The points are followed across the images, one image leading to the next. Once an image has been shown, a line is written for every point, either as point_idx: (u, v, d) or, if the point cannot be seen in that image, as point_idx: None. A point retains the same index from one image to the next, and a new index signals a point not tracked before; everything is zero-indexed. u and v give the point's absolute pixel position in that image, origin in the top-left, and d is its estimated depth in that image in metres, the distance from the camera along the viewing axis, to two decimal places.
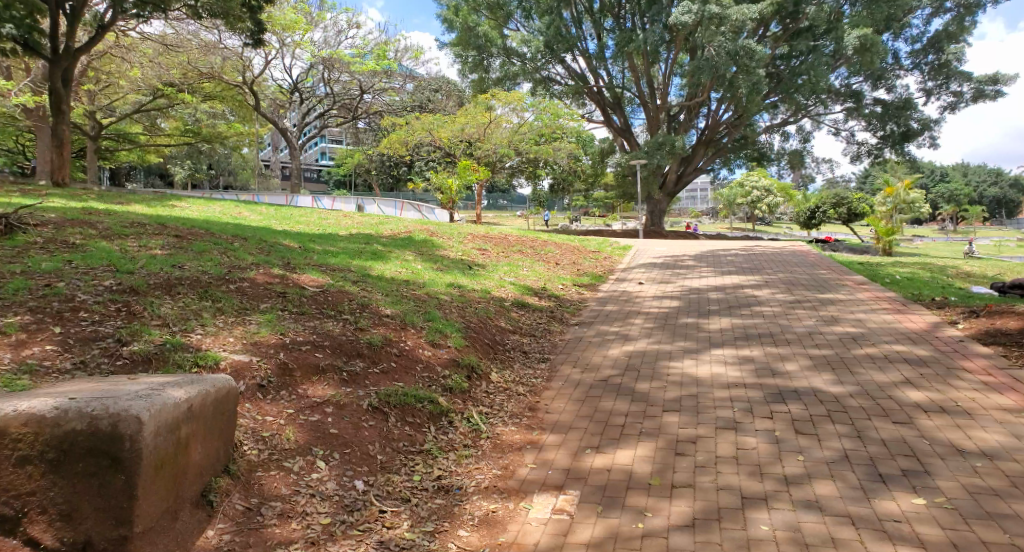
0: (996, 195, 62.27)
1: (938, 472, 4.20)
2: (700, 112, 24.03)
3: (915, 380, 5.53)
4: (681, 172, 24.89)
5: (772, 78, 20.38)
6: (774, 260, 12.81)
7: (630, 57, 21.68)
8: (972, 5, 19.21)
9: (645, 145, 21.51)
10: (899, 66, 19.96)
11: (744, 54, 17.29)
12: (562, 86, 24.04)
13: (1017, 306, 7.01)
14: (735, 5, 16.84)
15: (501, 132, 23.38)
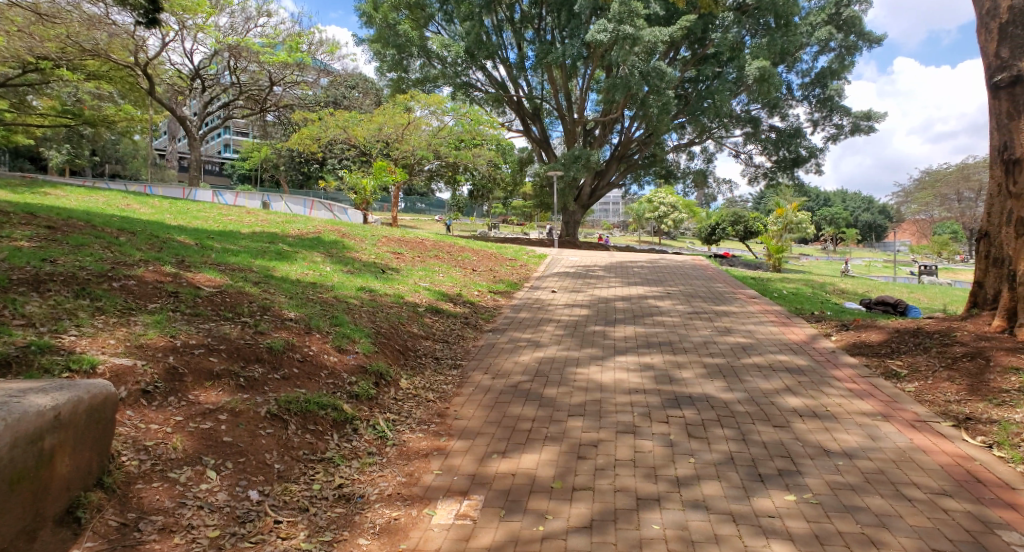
0: (869, 220, 69.25)
1: (809, 471, 4.59)
2: (614, 128, 24.85)
3: (794, 388, 6.01)
4: (595, 186, 25.64)
5: (681, 100, 21.40)
6: (678, 273, 13.53)
7: (548, 70, 22.18)
8: (852, 46, 20.96)
9: (563, 157, 21.95)
10: (791, 97, 21.62)
11: (655, 75, 18.09)
12: (482, 93, 23.88)
13: (880, 321, 7.79)
14: (647, 27, 17.59)
15: (420, 135, 23.19)
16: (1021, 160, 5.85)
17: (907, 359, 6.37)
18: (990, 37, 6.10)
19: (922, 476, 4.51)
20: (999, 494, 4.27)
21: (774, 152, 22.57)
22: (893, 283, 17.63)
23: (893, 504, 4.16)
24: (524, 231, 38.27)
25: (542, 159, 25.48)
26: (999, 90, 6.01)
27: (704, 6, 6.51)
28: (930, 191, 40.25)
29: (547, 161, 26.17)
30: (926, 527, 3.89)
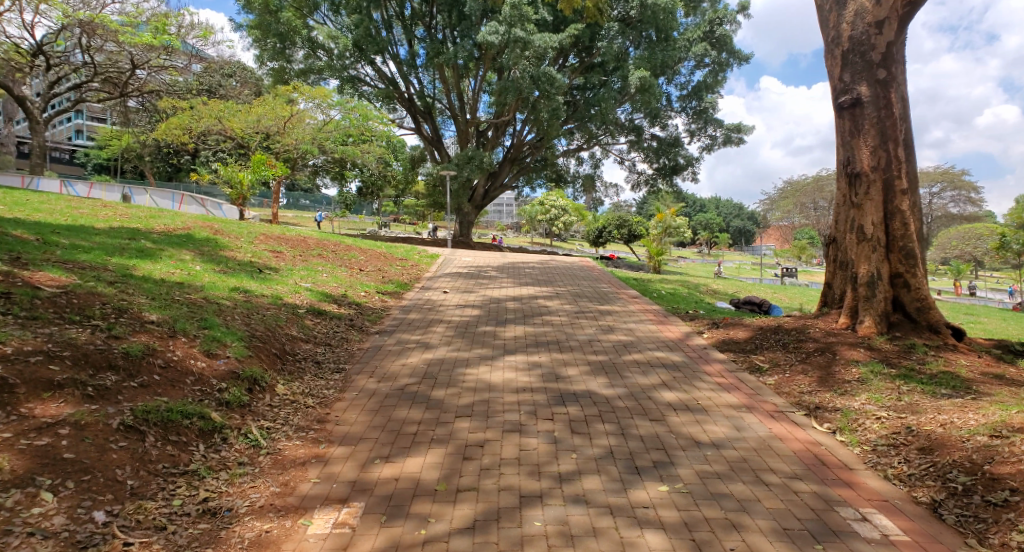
0: (740, 226, 75.17)
1: (681, 462, 4.86)
2: (507, 131, 25.12)
3: (669, 383, 6.35)
4: (488, 188, 25.65)
5: (569, 106, 21.95)
6: (566, 274, 13.96)
7: (440, 69, 22.06)
8: (725, 63, 22.27)
9: (456, 158, 21.91)
10: (670, 108, 22.78)
11: (546, 80, 18.43)
12: (370, 87, 23.49)
13: (746, 319, 8.43)
14: (537, 33, 17.91)
15: (304, 128, 22.47)
16: (862, 173, 6.52)
17: (768, 354, 6.93)
18: (835, 62, 6.77)
19: (778, 461, 4.92)
20: (840, 475, 4.75)
21: (655, 160, 23.73)
22: (758, 285, 19.19)
23: (753, 489, 4.49)
24: (420, 230, 37.94)
25: (435, 158, 25.26)
26: (842, 109, 6.66)
27: (589, 15, 6.69)
28: (791, 200, 44.32)
29: (440, 161, 25.86)
30: (780, 510, 4.23)
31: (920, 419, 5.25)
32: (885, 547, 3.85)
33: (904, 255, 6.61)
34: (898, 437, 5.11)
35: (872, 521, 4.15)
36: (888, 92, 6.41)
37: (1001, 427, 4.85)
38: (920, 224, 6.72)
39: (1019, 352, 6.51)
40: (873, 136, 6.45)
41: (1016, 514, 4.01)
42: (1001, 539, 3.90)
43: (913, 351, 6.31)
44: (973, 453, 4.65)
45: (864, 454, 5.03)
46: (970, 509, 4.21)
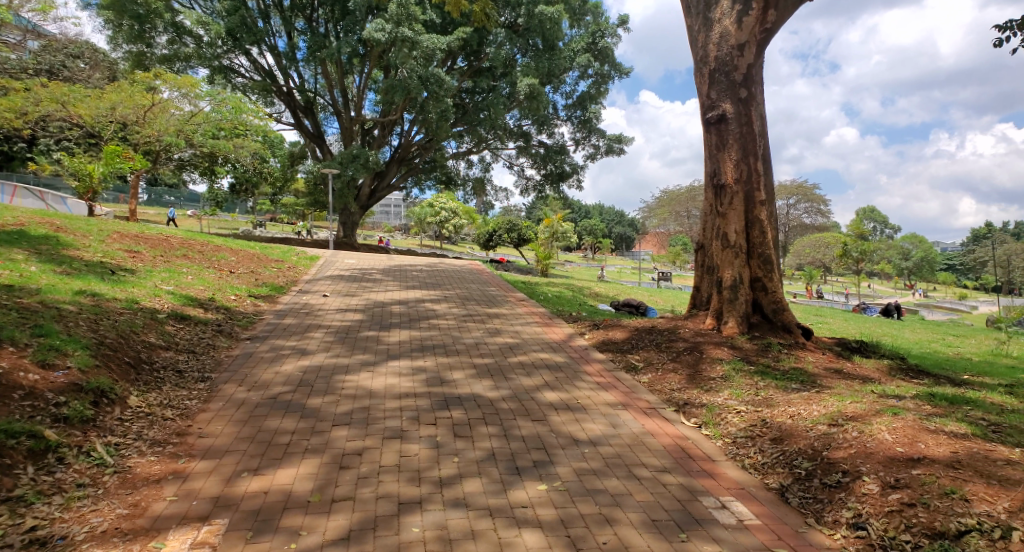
0: (621, 232, 79.12)
1: (560, 460, 4.99)
2: (394, 130, 24.71)
3: (551, 383, 6.50)
4: (375, 187, 25.20)
5: (458, 109, 21.86)
6: (452, 277, 13.97)
7: (323, 64, 21.32)
8: (607, 75, 22.50)
9: (339, 156, 21.20)
10: (556, 116, 22.82)
11: (434, 81, 18.15)
12: (244, 79, 22.90)
13: (624, 320, 8.84)
14: (425, 33, 17.79)
15: (168, 119, 20.64)
16: (726, 185, 7.02)
17: (643, 354, 7.30)
18: (703, 80, 7.24)
19: (650, 456, 5.18)
20: (704, 466, 5.08)
21: (543, 166, 24.01)
22: (637, 288, 20.21)
23: (626, 484, 4.69)
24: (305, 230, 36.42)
25: (316, 156, 24.43)
26: (710, 124, 7.12)
27: (476, 19, 6.71)
28: (667, 208, 47.27)
29: (322, 158, 25.23)
30: (650, 502, 4.45)
31: (772, 411, 5.74)
32: (740, 531, 4.16)
33: (762, 261, 7.23)
34: (754, 429, 5.56)
35: (729, 508, 4.48)
36: (748, 110, 6.98)
37: (838, 416, 5.43)
38: (777, 233, 7.35)
39: (855, 348, 7.32)
40: (736, 150, 6.97)
41: (848, 493, 4.48)
42: (836, 517, 4.35)
43: (768, 349, 6.90)
44: (814, 441, 5.15)
45: (725, 446, 5.42)
46: (810, 491, 4.66)
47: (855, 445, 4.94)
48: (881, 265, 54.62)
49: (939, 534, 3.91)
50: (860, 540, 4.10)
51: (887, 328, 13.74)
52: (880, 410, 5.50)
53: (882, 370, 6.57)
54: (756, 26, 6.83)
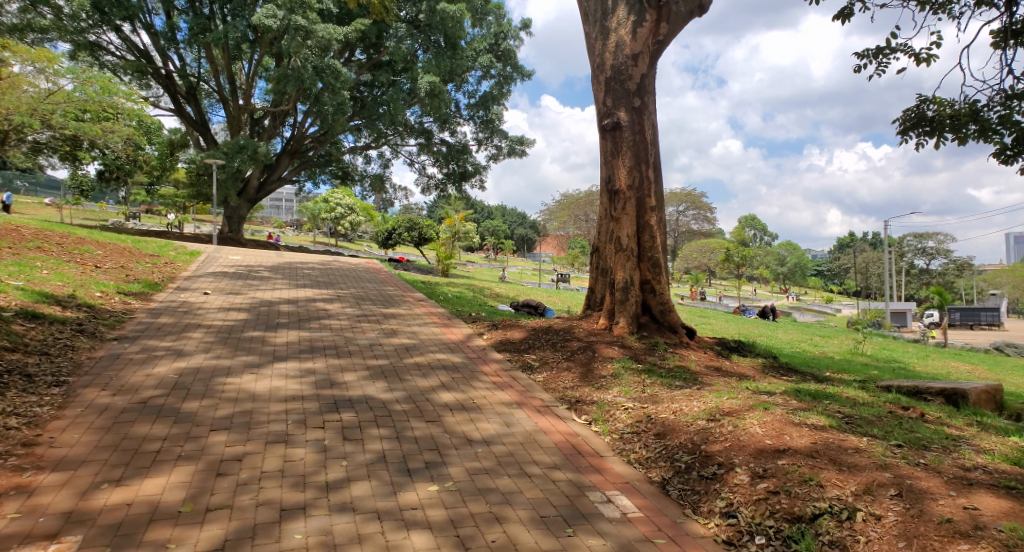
0: (523, 234, 80.37)
1: (453, 460, 4.97)
2: (287, 121, 23.72)
3: (447, 384, 6.47)
4: (264, 180, 23.99)
5: (355, 102, 20.75)
6: (345, 275, 13.64)
7: (207, 47, 20.07)
8: (510, 76, 21.64)
9: (224, 146, 19.90)
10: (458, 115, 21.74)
11: (330, 73, 17.44)
12: (113, 57, 21.06)
13: (522, 320, 8.98)
14: (320, 23, 17.05)
15: (20, 96, 17.22)
16: (620, 191, 7.28)
17: (539, 353, 7.43)
18: (600, 87, 7.49)
19: (541, 453, 5.28)
20: (592, 462, 5.25)
21: (444, 165, 22.59)
22: (535, 289, 20.60)
23: (516, 481, 4.75)
24: (176, 224, 34.26)
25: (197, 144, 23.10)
26: (605, 131, 7.36)
27: (373, 11, 6.54)
28: (566, 212, 48.68)
29: (205, 147, 23.86)
30: (539, 499, 4.54)
31: (657, 407, 6.02)
32: (623, 524, 4.32)
33: (651, 264, 7.58)
34: (639, 425, 5.81)
35: (614, 501, 4.64)
36: (640, 120, 7.31)
37: (716, 411, 5.78)
38: (665, 237, 7.75)
39: (733, 347, 7.83)
40: (629, 158, 7.25)
41: (721, 484, 4.78)
42: (710, 506, 4.62)
43: (655, 348, 7.25)
44: (694, 435, 5.45)
45: (613, 441, 5.62)
46: (688, 483, 4.93)
47: (729, 439, 5.27)
48: (761, 270, 59.03)
49: (798, 519, 4.24)
50: (731, 527, 4.37)
51: (759, 328, 15.04)
52: (753, 405, 5.91)
53: (757, 368, 7.06)
54: (648, 38, 7.19)
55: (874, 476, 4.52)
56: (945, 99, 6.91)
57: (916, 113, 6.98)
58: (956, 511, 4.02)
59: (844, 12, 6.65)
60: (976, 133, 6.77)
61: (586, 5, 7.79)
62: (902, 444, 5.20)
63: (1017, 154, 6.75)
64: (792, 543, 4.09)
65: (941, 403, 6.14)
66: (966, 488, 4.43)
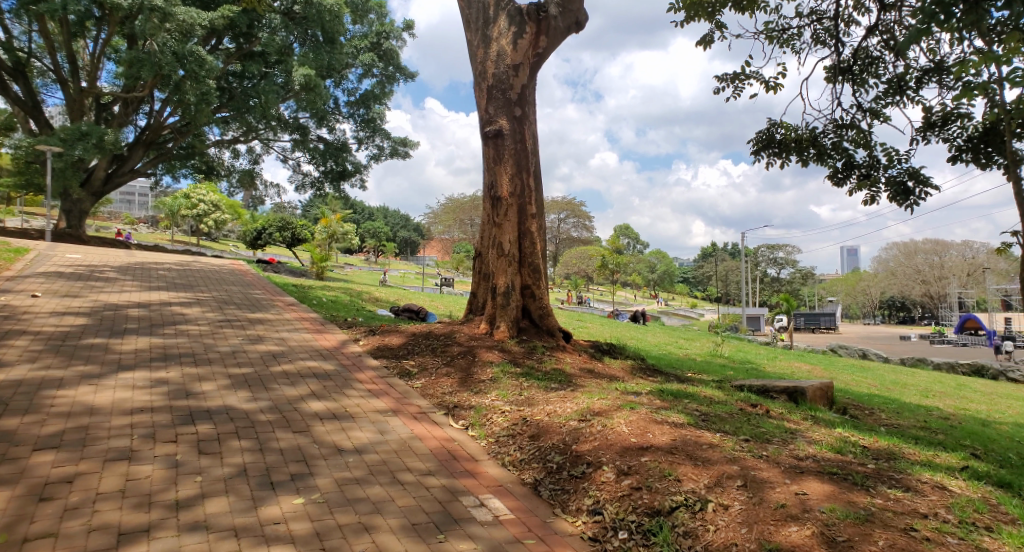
0: (405, 237, 79.28)
1: (320, 471, 4.77)
2: (141, 109, 21.78)
3: (318, 392, 6.24)
4: (113, 171, 21.76)
5: (222, 93, 18.49)
6: (205, 278, 12.83)
7: (41, 21, 17.96)
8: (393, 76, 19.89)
9: (63, 132, 17.81)
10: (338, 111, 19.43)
11: (193, 60, 15.71)
12: None
13: (401, 326, 8.87)
14: (180, 5, 15.42)
15: None
16: (502, 197, 7.40)
17: (417, 359, 7.37)
18: (482, 95, 7.55)
19: (415, 460, 5.21)
20: (466, 466, 5.26)
21: (321, 163, 19.64)
22: (415, 293, 20.39)
23: (388, 490, 4.65)
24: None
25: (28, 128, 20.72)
26: (487, 138, 7.42)
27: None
28: None
29: (38, 132, 21.50)
30: (411, 506, 4.46)
31: (533, 410, 6.16)
32: (494, 527, 4.36)
33: (531, 269, 7.78)
34: (515, 427, 5.91)
35: (487, 505, 4.67)
36: (522, 128, 7.47)
37: (587, 412, 6.01)
38: (546, 244, 7.98)
39: (605, 350, 8.21)
40: (511, 165, 7.40)
41: (590, 482, 4.96)
42: (578, 505, 4.77)
43: (533, 351, 7.45)
44: (566, 436, 5.63)
45: (488, 445, 5.67)
46: (559, 483, 5.07)
47: (598, 438, 5.50)
48: (635, 277, 62.52)
49: (658, 512, 4.48)
50: (596, 524, 4.54)
51: (627, 331, 15.99)
52: (621, 405, 6.21)
53: (626, 370, 7.45)
54: (528, 49, 7.41)
55: (723, 469, 4.90)
56: (790, 125, 7.66)
57: (766, 136, 7.67)
58: (789, 496, 4.45)
59: (705, 38, 7.18)
60: (815, 157, 7.57)
61: (468, 13, 7.84)
62: (749, 438, 5.69)
63: (847, 177, 7.62)
64: (651, 535, 4.29)
65: (784, 400, 6.79)
66: (800, 476, 4.92)
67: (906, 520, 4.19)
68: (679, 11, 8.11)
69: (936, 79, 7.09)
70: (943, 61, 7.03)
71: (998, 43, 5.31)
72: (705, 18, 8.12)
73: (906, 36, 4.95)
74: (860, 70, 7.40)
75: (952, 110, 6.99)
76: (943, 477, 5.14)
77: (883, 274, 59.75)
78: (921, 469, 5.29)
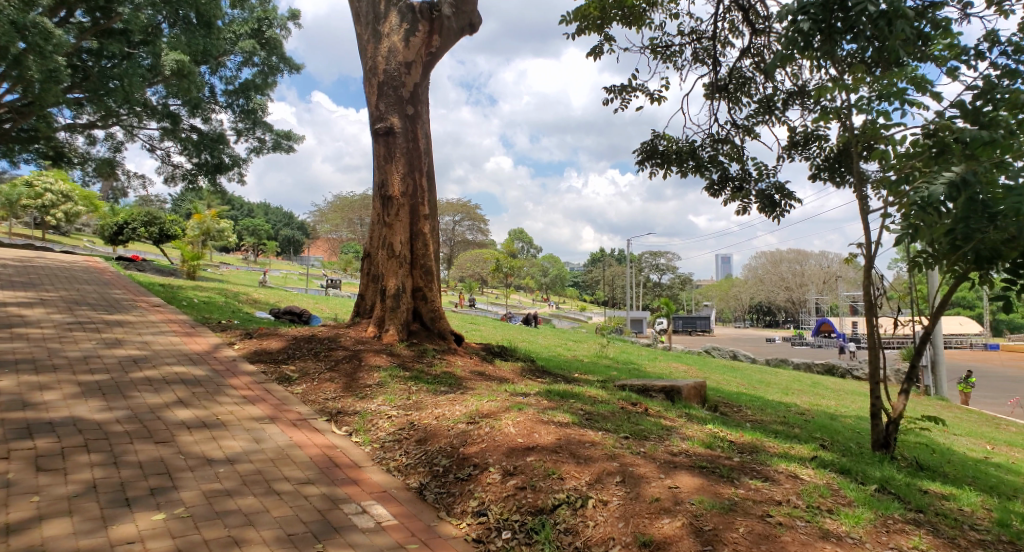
0: (288, 236, 75.62)
1: (185, 484, 4.43)
2: None
3: (185, 400, 5.81)
4: None
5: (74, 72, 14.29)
6: (50, 276, 11.59)
7: None
8: (278, 66, 18.06)
9: None
10: (214, 101, 17.84)
11: (37, 34, 11.75)
12: None
13: (281, 328, 8.48)
14: None
15: None
16: (393, 197, 7.28)
17: (298, 364, 7.07)
18: (372, 90, 7.40)
19: (293, 469, 4.97)
20: (349, 473, 5.10)
21: (193, 154, 17.52)
22: (298, 295, 19.51)
23: (263, 501, 4.39)
24: None
25: None
26: (378, 135, 7.30)
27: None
28: None
29: None
30: (286, 516, 4.24)
31: (421, 413, 6.09)
32: (376, 533, 4.24)
33: (423, 271, 7.71)
34: (401, 432, 5.80)
35: (369, 512, 4.54)
36: (414, 127, 7.41)
37: (475, 414, 6.03)
38: (438, 246, 7.96)
39: (496, 352, 8.30)
40: (402, 164, 7.30)
41: (476, 484, 4.97)
42: (463, 507, 4.76)
43: (423, 355, 7.38)
44: (453, 439, 5.61)
45: (373, 451, 5.54)
46: (444, 486, 5.04)
47: (485, 440, 5.52)
48: (528, 280, 63.74)
49: (541, 511, 4.55)
50: (480, 525, 4.55)
51: (515, 333, 16.27)
52: (509, 406, 6.29)
53: (515, 371, 7.56)
54: (421, 48, 7.37)
55: (604, 466, 5.09)
56: (672, 138, 8.12)
57: (651, 147, 8.08)
58: (663, 490, 4.69)
59: (595, 50, 7.46)
60: (693, 168, 8.07)
61: (358, 7, 7.67)
62: (629, 436, 5.95)
63: (723, 188, 8.20)
64: (534, 533, 4.36)
65: (661, 398, 7.18)
66: (673, 470, 5.20)
67: (763, 507, 4.56)
68: (572, 22, 8.40)
69: (799, 101, 7.80)
70: (805, 85, 7.74)
71: (848, 73, 5.88)
72: (595, 31, 8.45)
73: (773, 60, 5.39)
74: (735, 89, 7.99)
75: (812, 132, 7.71)
76: (796, 466, 5.64)
77: (752, 281, 64.99)
78: (778, 460, 5.79)
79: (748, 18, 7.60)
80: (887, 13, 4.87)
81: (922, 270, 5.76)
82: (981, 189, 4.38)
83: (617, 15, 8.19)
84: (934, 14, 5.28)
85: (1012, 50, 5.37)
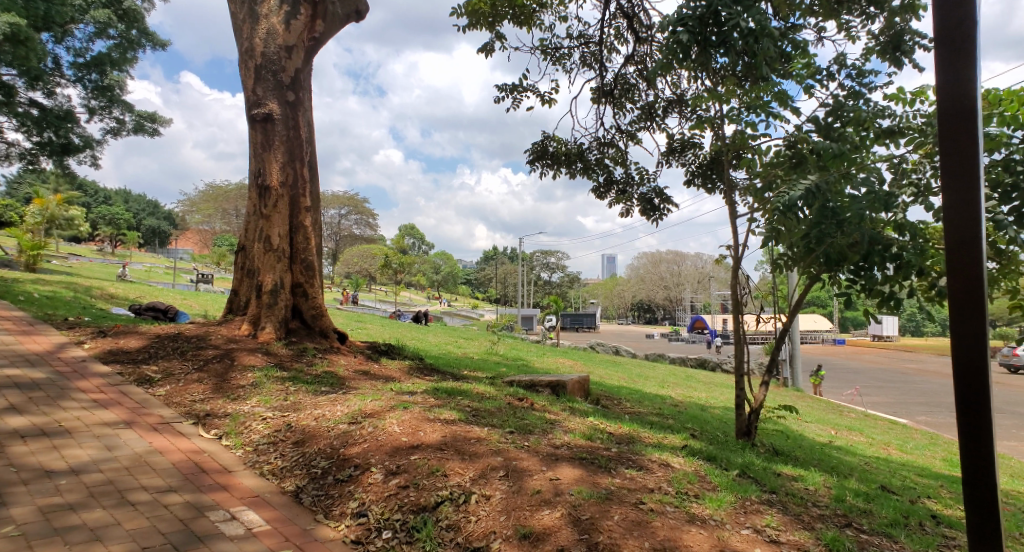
0: (152, 226, 69.34)
1: (16, 500, 3.97)
2: None
3: (20, 406, 5.23)
4: None
5: None
6: None
7: None
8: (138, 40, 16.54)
9: None
10: (59, 73, 16.01)
11: None
12: None
13: (140, 327, 7.84)
14: None
15: None
16: (271, 187, 6.96)
17: (162, 364, 6.56)
18: (248, 74, 7.03)
19: (152, 477, 4.60)
20: (217, 479, 4.80)
21: (33, 132, 15.61)
22: (166, 290, 18.04)
23: (113, 513, 4.03)
24: None
25: None
26: (255, 121, 6.95)
27: None
28: None
29: None
30: (142, 528, 3.92)
31: (299, 414, 5.84)
32: (245, 540, 4.02)
33: (303, 267, 7.43)
34: (277, 434, 5.54)
35: (239, 518, 4.30)
36: (295, 115, 7.12)
37: (358, 414, 5.87)
38: (321, 240, 7.70)
39: (383, 350, 8.14)
40: (282, 153, 7.00)
41: (356, 485, 4.83)
42: (342, 509, 4.62)
43: (303, 354, 7.09)
44: (334, 440, 5.42)
45: (245, 455, 5.26)
46: (323, 488, 4.86)
47: (367, 440, 5.39)
48: (418, 277, 63.12)
49: (423, 508, 4.50)
50: (360, 526, 4.44)
51: (402, 330, 16.02)
52: (395, 405, 6.19)
53: (403, 370, 7.46)
54: (303, 32, 7.09)
55: (488, 461, 5.13)
56: (561, 140, 8.33)
57: (540, 147, 8.25)
58: (544, 482, 4.81)
59: (487, 47, 7.51)
60: (581, 170, 8.32)
61: None
62: (513, 430, 6.04)
63: (608, 191, 8.52)
64: (415, 532, 4.31)
65: (547, 393, 7.36)
66: (555, 462, 5.35)
67: (637, 495, 4.79)
68: (463, 17, 8.38)
69: (678, 110, 8.26)
70: (683, 95, 8.21)
71: (721, 85, 6.30)
72: (487, 28, 8.51)
73: (654, 67, 5.66)
74: (620, 95, 8.33)
75: (688, 139, 8.18)
76: (668, 455, 5.99)
77: (635, 279, 68.47)
78: (652, 449, 6.11)
79: (632, 26, 7.93)
80: (756, 30, 5.23)
81: (782, 270, 6.25)
82: (831, 198, 4.81)
83: (508, 14, 8.30)
84: (794, 35, 5.76)
85: (857, 74, 5.98)
